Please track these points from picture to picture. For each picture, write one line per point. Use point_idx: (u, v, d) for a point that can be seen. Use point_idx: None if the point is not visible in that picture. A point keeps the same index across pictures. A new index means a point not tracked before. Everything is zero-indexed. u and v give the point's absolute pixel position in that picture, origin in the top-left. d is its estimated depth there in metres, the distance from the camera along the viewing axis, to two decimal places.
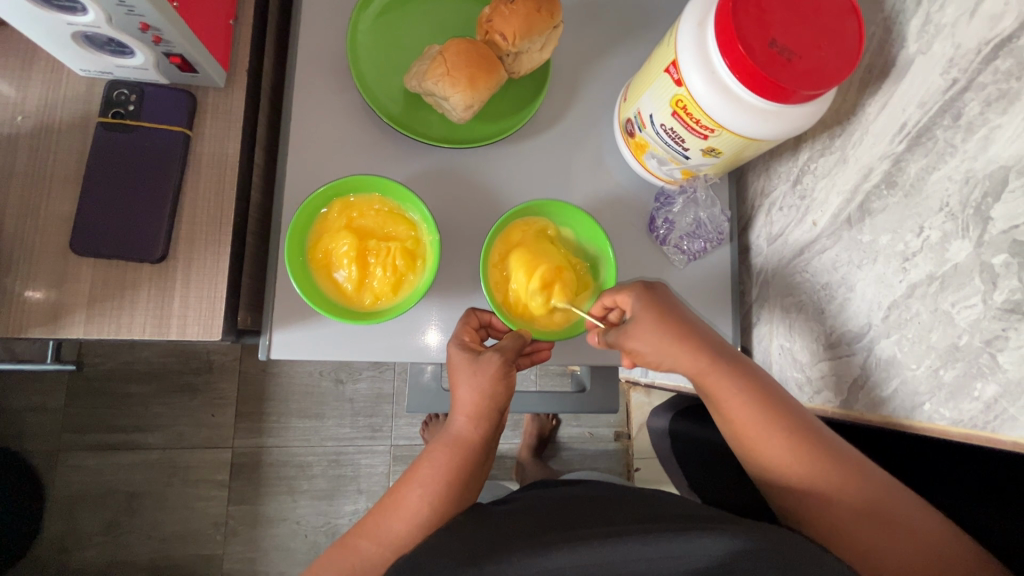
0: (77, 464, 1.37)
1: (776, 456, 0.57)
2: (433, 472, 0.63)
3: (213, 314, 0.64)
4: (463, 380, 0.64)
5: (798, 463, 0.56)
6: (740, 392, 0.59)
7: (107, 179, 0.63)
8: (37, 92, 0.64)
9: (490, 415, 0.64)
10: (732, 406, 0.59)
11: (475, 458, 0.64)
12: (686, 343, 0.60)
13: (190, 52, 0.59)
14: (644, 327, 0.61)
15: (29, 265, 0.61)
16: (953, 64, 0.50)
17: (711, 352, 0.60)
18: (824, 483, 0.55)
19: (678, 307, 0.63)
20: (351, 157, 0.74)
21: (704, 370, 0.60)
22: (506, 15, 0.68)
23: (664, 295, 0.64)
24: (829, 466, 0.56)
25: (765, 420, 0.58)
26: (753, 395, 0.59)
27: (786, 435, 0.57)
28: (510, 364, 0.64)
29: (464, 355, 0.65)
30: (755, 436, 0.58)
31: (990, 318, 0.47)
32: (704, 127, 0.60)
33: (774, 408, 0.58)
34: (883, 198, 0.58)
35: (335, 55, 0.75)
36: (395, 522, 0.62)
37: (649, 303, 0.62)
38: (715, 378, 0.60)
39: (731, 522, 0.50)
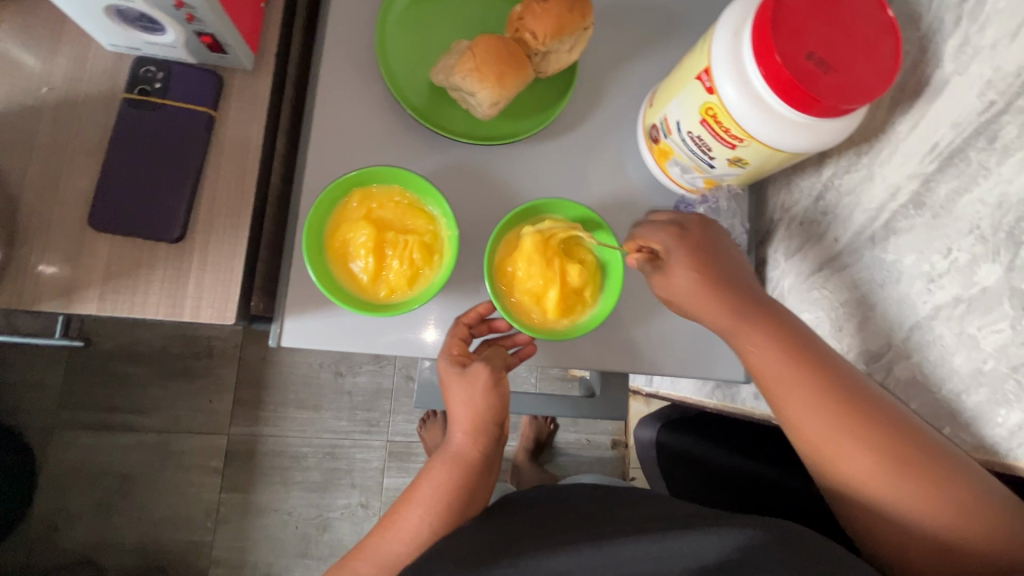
0: (71, 443, 1.36)
1: (801, 403, 0.57)
2: (432, 488, 0.63)
3: (228, 297, 0.63)
4: (458, 394, 0.64)
5: (824, 412, 0.56)
6: (765, 341, 0.58)
7: (129, 156, 0.62)
8: (63, 64, 0.63)
9: (487, 429, 0.64)
10: (760, 354, 0.58)
11: (473, 473, 0.64)
12: (718, 289, 0.60)
13: (221, 33, 0.58)
14: (681, 268, 0.60)
15: (45, 237, 0.61)
16: (990, 86, 0.50)
17: (738, 301, 0.59)
18: (850, 438, 0.55)
19: (712, 254, 0.62)
20: (372, 148, 0.73)
21: (732, 314, 0.59)
22: (537, 13, 0.68)
23: (710, 234, 0.63)
24: (855, 421, 0.55)
25: (788, 372, 0.57)
26: (784, 343, 0.57)
27: (811, 387, 0.56)
28: (500, 373, 0.65)
29: (457, 368, 0.65)
30: (781, 384, 0.58)
31: (1018, 344, 0.46)
32: (733, 137, 0.59)
33: (805, 354, 0.57)
34: (909, 217, 0.58)
35: (363, 45, 0.74)
36: (396, 544, 0.62)
37: (684, 248, 0.61)
38: (746, 326, 0.59)
39: (743, 517, 0.49)
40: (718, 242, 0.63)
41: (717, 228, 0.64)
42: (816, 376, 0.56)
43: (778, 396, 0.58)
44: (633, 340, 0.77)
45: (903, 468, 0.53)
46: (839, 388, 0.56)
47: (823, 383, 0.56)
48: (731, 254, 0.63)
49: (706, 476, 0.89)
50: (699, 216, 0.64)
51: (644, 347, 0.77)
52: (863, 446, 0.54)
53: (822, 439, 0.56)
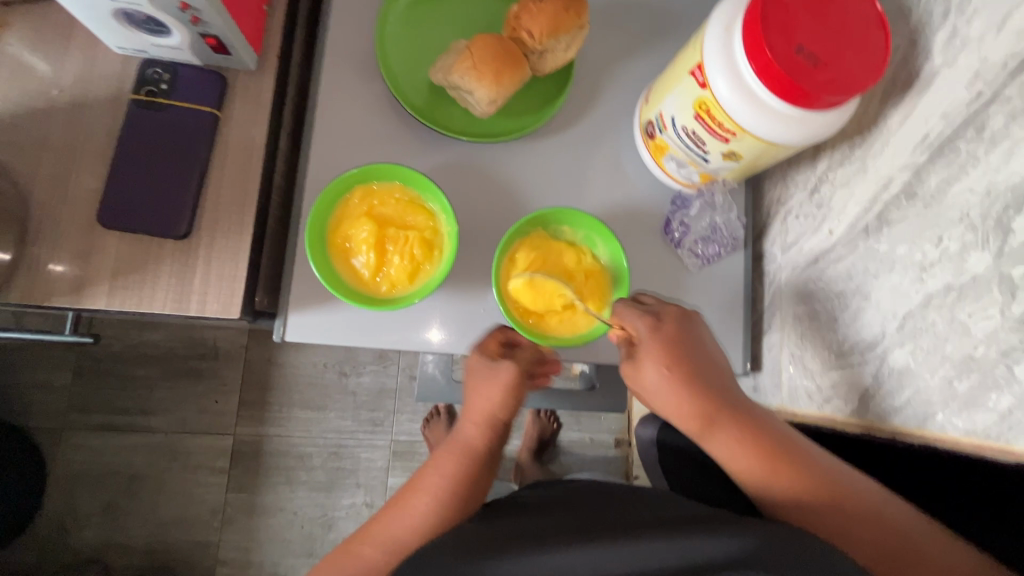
0: (80, 444, 1.38)
1: (793, 496, 0.57)
2: (440, 476, 0.62)
3: (232, 292, 0.64)
4: (477, 386, 0.66)
5: (817, 503, 0.56)
6: (736, 438, 0.60)
7: (135, 155, 0.64)
8: (72, 68, 0.65)
9: (499, 423, 0.65)
10: (737, 455, 0.59)
11: (481, 466, 0.64)
12: (686, 389, 0.62)
13: (225, 34, 0.60)
14: (652, 365, 0.63)
15: (54, 236, 0.62)
16: (978, 77, 0.51)
17: (707, 403, 0.61)
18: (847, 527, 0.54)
19: (684, 350, 0.64)
20: (374, 147, 0.75)
21: (702, 418, 0.61)
22: (533, 13, 0.69)
23: (687, 325, 0.66)
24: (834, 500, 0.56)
25: (763, 464, 0.58)
26: (756, 442, 0.59)
27: (787, 473, 0.57)
28: (525, 374, 0.65)
29: (481, 362, 0.66)
30: (768, 484, 0.58)
31: (1007, 330, 0.47)
32: (726, 131, 0.60)
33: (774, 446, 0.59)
34: (901, 208, 0.59)
35: (363, 46, 0.76)
36: (399, 534, 0.60)
37: (658, 340, 0.63)
38: (717, 429, 0.61)
39: (736, 523, 0.48)
40: (695, 338, 0.65)
41: (693, 319, 0.67)
42: (795, 470, 0.57)
43: (771, 497, 0.58)
44: None
45: (906, 551, 0.52)
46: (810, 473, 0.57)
47: (803, 474, 0.57)
48: (704, 350, 0.65)
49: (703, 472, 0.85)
50: (677, 308, 0.67)
51: None
52: (864, 530, 0.54)
53: (814, 527, 0.55)
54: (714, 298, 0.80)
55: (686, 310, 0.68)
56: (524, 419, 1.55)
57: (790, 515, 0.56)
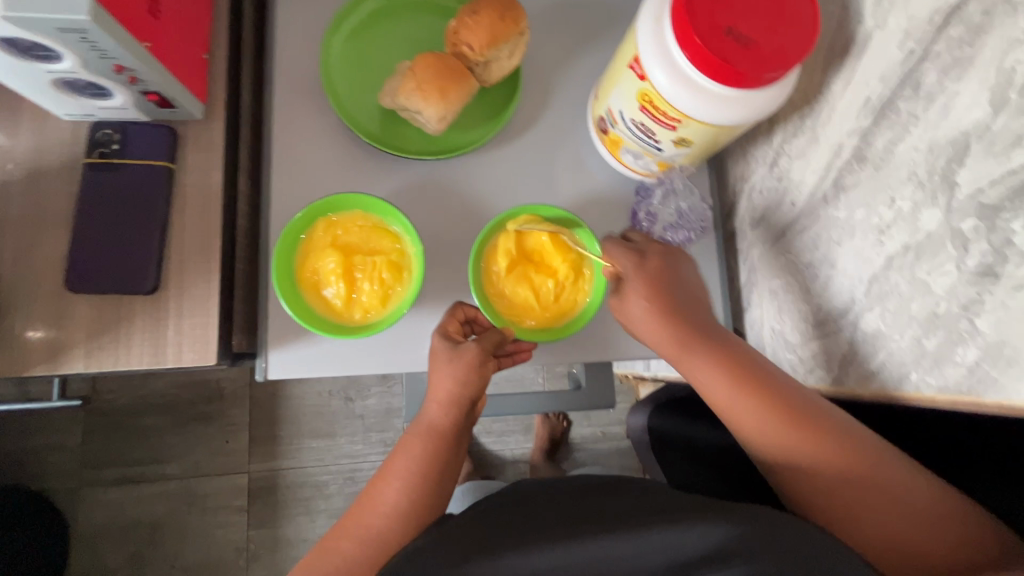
0: (97, 500, 1.39)
1: (758, 421, 0.61)
2: (409, 462, 0.64)
3: (207, 339, 0.66)
4: (440, 369, 0.66)
5: (778, 427, 0.60)
6: (713, 366, 0.63)
7: (96, 217, 0.65)
8: (24, 139, 0.66)
9: (462, 403, 0.65)
10: (711, 377, 0.63)
11: (444, 446, 0.65)
12: (671, 321, 0.65)
13: (165, 89, 0.61)
14: (636, 298, 0.67)
15: (28, 306, 0.64)
16: (908, 36, 0.51)
17: (683, 337, 0.65)
18: (807, 453, 0.59)
19: (666, 285, 0.67)
20: (334, 177, 0.76)
21: (678, 349, 0.65)
22: (471, 27, 0.70)
23: (673, 261, 0.69)
24: (792, 431, 0.60)
25: (737, 392, 0.62)
26: (732, 370, 0.63)
27: (757, 399, 0.61)
28: (487, 356, 0.65)
29: (444, 344, 0.66)
30: (737, 409, 0.62)
31: (965, 283, 0.47)
32: (672, 119, 0.61)
33: (749, 370, 0.63)
34: (855, 173, 0.59)
35: (310, 78, 0.77)
36: (375, 518, 0.62)
37: (642, 277, 0.67)
38: (696, 355, 0.64)
39: (710, 509, 0.49)
40: (680, 273, 0.69)
41: (680, 256, 0.70)
42: (763, 394, 0.61)
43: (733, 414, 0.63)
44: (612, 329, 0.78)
45: (859, 480, 0.57)
46: (783, 402, 0.61)
47: (777, 401, 0.61)
48: (691, 284, 0.69)
49: (718, 467, 0.83)
50: (663, 246, 0.70)
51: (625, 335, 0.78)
52: (820, 455, 0.59)
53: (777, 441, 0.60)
54: None
55: (673, 247, 0.71)
56: (533, 422, 1.55)
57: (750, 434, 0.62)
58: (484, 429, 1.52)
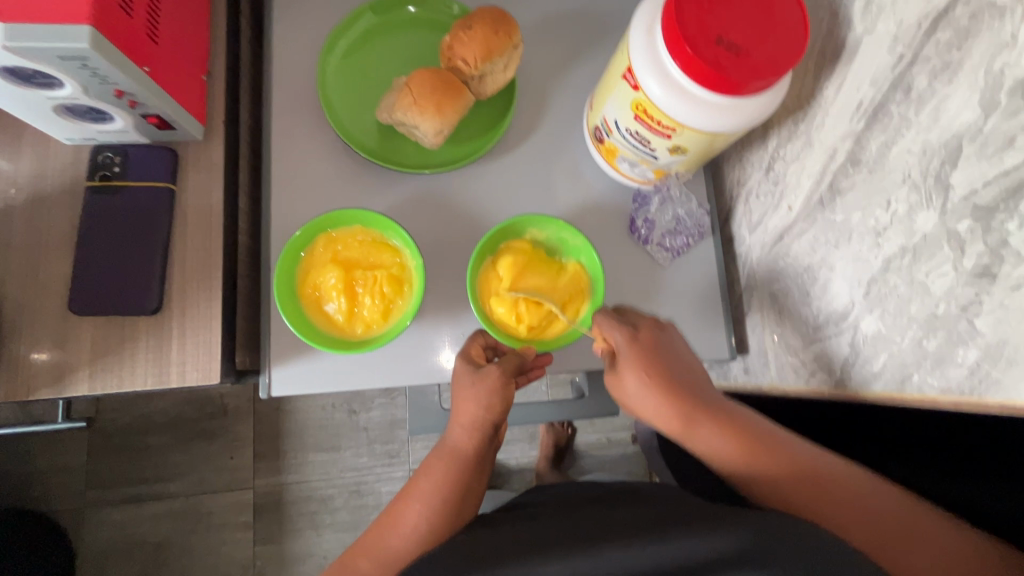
0: (103, 521, 1.39)
1: (774, 481, 0.59)
2: (430, 483, 0.64)
3: (210, 358, 0.66)
4: (463, 393, 0.65)
5: (796, 489, 0.58)
6: (720, 434, 0.62)
7: (98, 239, 0.66)
8: (27, 164, 0.67)
9: (485, 426, 0.65)
10: (719, 445, 0.62)
11: (468, 468, 0.65)
12: (668, 394, 0.63)
13: (165, 111, 0.62)
14: (630, 372, 0.65)
15: (32, 330, 0.64)
16: (898, 41, 0.51)
17: (686, 406, 0.63)
18: (840, 514, 0.55)
19: (661, 357, 0.66)
20: (334, 193, 0.76)
21: (681, 420, 0.63)
22: (465, 41, 0.71)
23: (664, 335, 0.68)
24: (814, 492, 0.57)
25: (746, 455, 0.60)
26: (737, 436, 0.61)
27: (767, 463, 0.60)
28: (509, 380, 0.65)
29: (467, 368, 0.66)
30: (750, 473, 0.60)
31: (963, 284, 0.47)
32: (666, 128, 0.61)
33: (752, 436, 0.61)
34: (850, 176, 0.59)
35: (308, 96, 0.77)
36: (395, 539, 0.62)
37: (635, 350, 0.65)
38: (698, 427, 0.63)
39: (720, 519, 0.49)
40: (674, 343, 0.68)
41: (670, 330, 0.69)
42: (771, 458, 0.60)
43: (752, 483, 0.60)
44: None
45: (898, 535, 0.53)
46: (793, 463, 0.59)
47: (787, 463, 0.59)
48: (686, 356, 0.68)
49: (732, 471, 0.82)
50: (653, 319, 0.69)
51: None
52: (853, 515, 0.55)
53: (806, 505, 0.57)
54: (690, 288, 0.81)
55: (661, 320, 0.70)
56: (538, 429, 1.55)
57: (778, 501, 0.58)
58: None
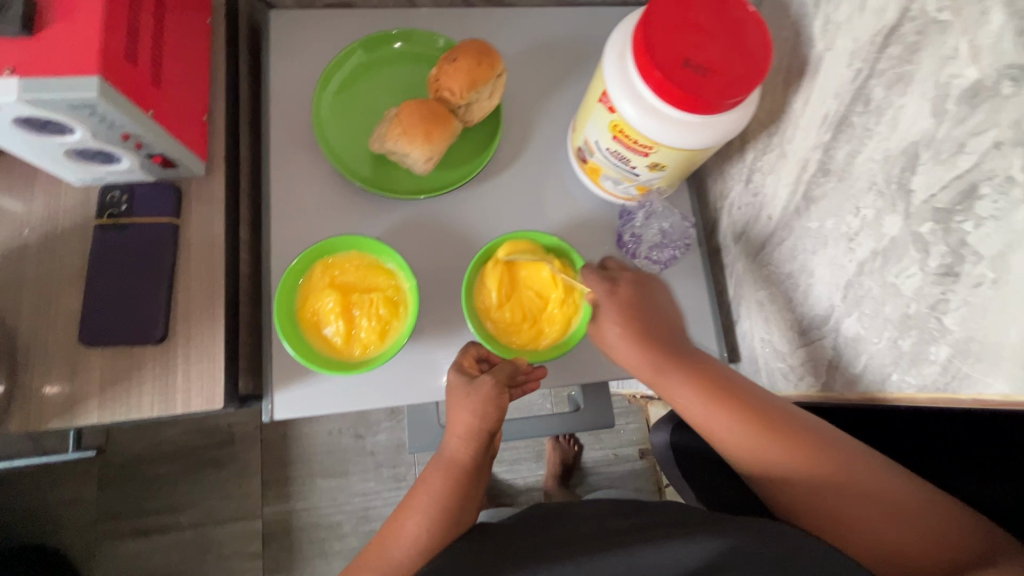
0: (114, 554, 1.40)
1: (733, 429, 0.61)
2: (428, 496, 0.65)
3: (215, 383, 0.68)
4: (458, 404, 0.67)
5: (752, 437, 0.60)
6: (685, 386, 0.65)
7: (107, 273, 0.69)
8: (40, 206, 0.71)
9: (481, 435, 0.67)
10: (684, 396, 0.65)
11: (465, 479, 0.66)
12: (642, 346, 0.67)
13: (168, 150, 0.66)
14: (608, 323, 0.69)
15: (44, 363, 0.67)
16: (855, 56, 0.54)
17: (655, 356, 0.67)
18: (787, 460, 0.58)
19: (639, 309, 0.69)
20: (330, 221, 0.79)
21: (650, 370, 0.67)
22: (450, 73, 0.75)
23: (646, 290, 0.71)
24: (770, 438, 0.60)
25: (711, 406, 0.63)
26: (704, 388, 0.64)
27: (734, 411, 0.62)
28: (503, 389, 0.67)
29: (460, 379, 0.68)
30: (712, 418, 0.63)
31: (930, 283, 0.48)
32: (643, 146, 0.64)
33: (719, 387, 0.64)
34: (821, 185, 0.61)
35: (304, 131, 0.81)
36: (396, 552, 0.63)
37: (613, 303, 0.69)
38: (667, 375, 0.66)
39: (714, 525, 0.50)
40: (654, 297, 0.71)
41: (654, 283, 0.72)
42: (734, 408, 0.62)
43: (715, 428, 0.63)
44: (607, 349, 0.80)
45: (845, 484, 0.56)
46: (757, 412, 0.61)
47: (752, 414, 0.61)
48: (667, 309, 0.71)
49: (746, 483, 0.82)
50: (636, 274, 0.72)
51: None
52: (798, 462, 0.58)
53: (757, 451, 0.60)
54: (679, 299, 0.83)
55: (646, 273, 0.73)
56: (544, 447, 1.55)
57: (733, 447, 0.62)
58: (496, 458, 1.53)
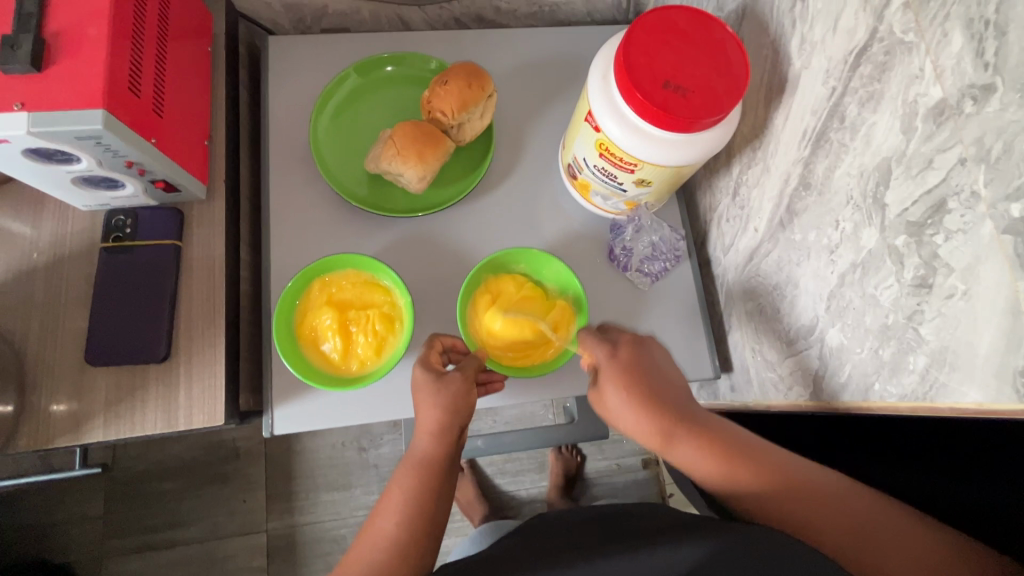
0: (121, 569, 1.41)
1: (754, 497, 0.57)
2: (402, 495, 0.65)
3: (216, 400, 0.70)
4: (425, 399, 0.67)
5: (776, 505, 0.56)
6: (699, 453, 0.60)
7: (111, 294, 0.71)
8: (48, 230, 0.73)
9: (450, 431, 0.67)
10: (700, 465, 0.60)
11: (435, 474, 0.66)
12: (650, 410, 0.63)
13: (171, 176, 0.68)
14: (612, 389, 0.65)
15: (51, 383, 0.69)
16: (830, 75, 0.56)
17: (663, 426, 0.62)
18: (821, 529, 0.54)
19: (641, 376, 0.65)
20: (328, 240, 0.82)
21: (659, 439, 0.63)
22: (442, 95, 0.77)
23: (642, 351, 0.68)
24: (797, 505, 0.56)
25: (729, 473, 0.59)
26: (717, 452, 0.60)
27: (751, 478, 0.58)
28: (471, 383, 0.68)
29: (427, 374, 0.68)
30: (729, 484, 0.59)
31: (906, 294, 0.50)
32: (629, 163, 0.66)
33: (733, 450, 0.60)
34: (803, 199, 0.63)
35: (302, 152, 0.84)
36: (372, 552, 0.62)
37: (613, 369, 0.66)
38: (678, 443, 0.62)
39: (696, 530, 0.52)
40: (651, 363, 0.67)
41: (649, 345, 0.69)
42: (749, 470, 0.58)
43: (734, 495, 0.59)
44: None
45: (874, 543, 0.53)
46: (776, 477, 0.58)
47: (770, 478, 0.58)
48: (666, 375, 0.67)
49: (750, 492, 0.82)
50: (632, 335, 0.69)
51: None
52: (827, 528, 0.54)
53: (784, 520, 0.56)
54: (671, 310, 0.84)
55: (642, 335, 0.70)
56: (546, 458, 1.55)
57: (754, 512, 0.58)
58: (498, 469, 1.53)
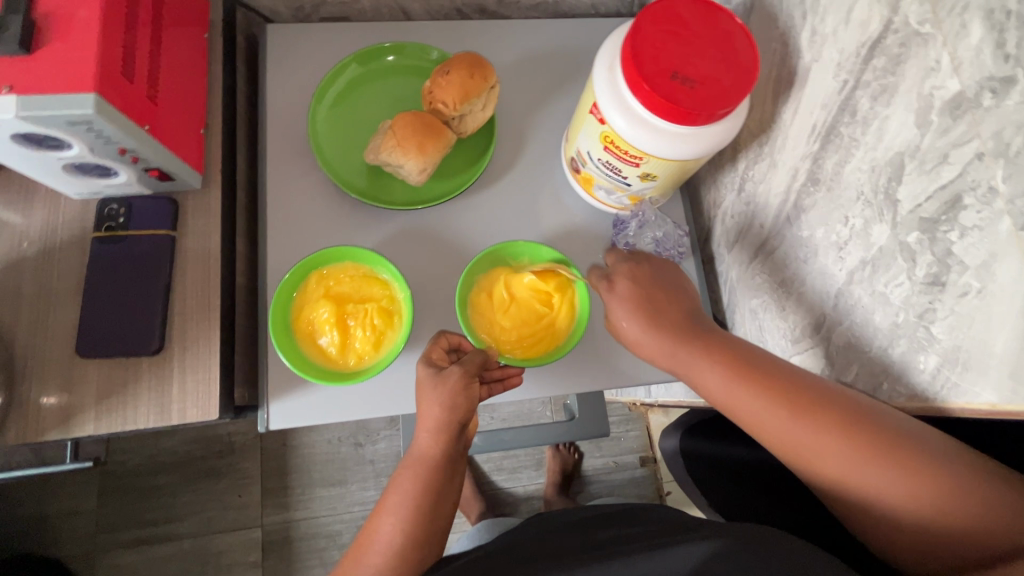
0: (113, 564, 1.39)
1: (757, 412, 0.57)
2: (400, 497, 0.64)
3: (210, 394, 0.69)
4: (425, 398, 0.65)
5: (781, 416, 0.55)
6: (705, 363, 0.60)
7: (104, 285, 0.69)
8: (39, 219, 0.71)
9: (450, 429, 0.64)
10: (704, 374, 0.60)
11: (435, 476, 0.64)
12: (654, 329, 0.64)
13: (166, 165, 0.67)
14: (618, 309, 0.66)
15: (41, 375, 0.68)
16: (841, 68, 0.55)
17: (671, 335, 0.63)
18: (819, 446, 0.54)
19: (645, 293, 0.66)
20: (326, 232, 0.80)
21: (666, 350, 0.63)
22: (443, 85, 0.76)
23: (646, 272, 0.68)
24: (803, 420, 0.54)
25: (734, 386, 0.58)
26: (726, 364, 0.59)
27: (758, 394, 0.57)
28: (471, 379, 0.65)
29: (428, 371, 0.66)
30: (732, 397, 0.58)
31: (917, 293, 0.49)
32: (634, 157, 0.65)
33: (743, 362, 0.59)
34: (812, 194, 0.62)
35: (300, 143, 0.82)
36: (371, 556, 0.62)
37: (615, 296, 0.67)
38: (683, 354, 0.62)
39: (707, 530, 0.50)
40: (657, 279, 0.67)
41: (654, 266, 0.69)
42: (757, 384, 0.57)
43: (735, 409, 0.59)
44: (601, 358, 0.80)
45: (880, 458, 0.51)
46: (786, 391, 0.56)
47: (778, 390, 0.56)
48: (676, 287, 0.68)
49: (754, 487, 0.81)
50: (632, 261, 0.69)
51: (613, 363, 0.80)
52: (829, 443, 0.53)
53: (784, 438, 0.56)
54: None
55: (646, 257, 0.70)
56: (544, 455, 1.55)
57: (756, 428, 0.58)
58: (495, 466, 1.52)
